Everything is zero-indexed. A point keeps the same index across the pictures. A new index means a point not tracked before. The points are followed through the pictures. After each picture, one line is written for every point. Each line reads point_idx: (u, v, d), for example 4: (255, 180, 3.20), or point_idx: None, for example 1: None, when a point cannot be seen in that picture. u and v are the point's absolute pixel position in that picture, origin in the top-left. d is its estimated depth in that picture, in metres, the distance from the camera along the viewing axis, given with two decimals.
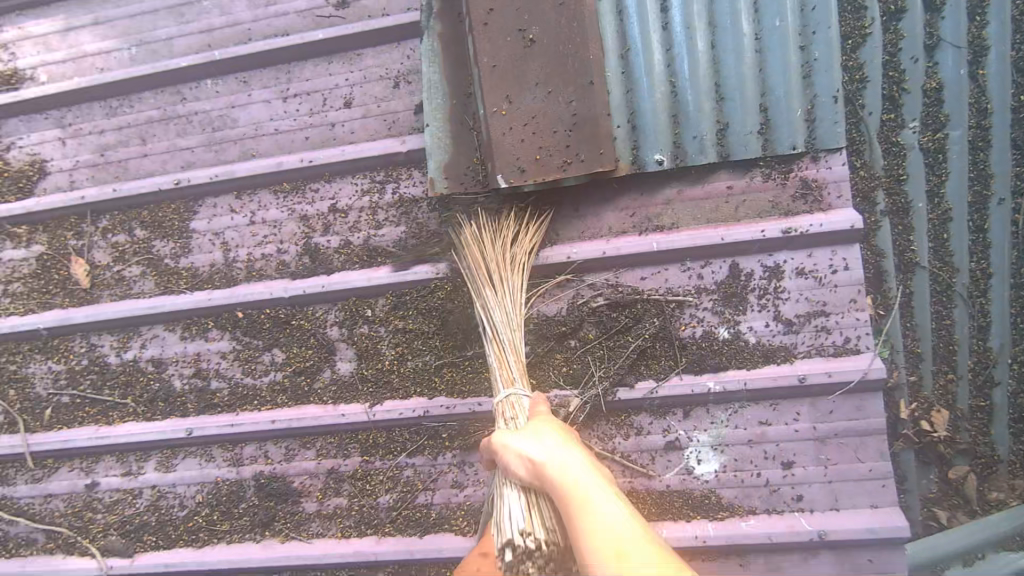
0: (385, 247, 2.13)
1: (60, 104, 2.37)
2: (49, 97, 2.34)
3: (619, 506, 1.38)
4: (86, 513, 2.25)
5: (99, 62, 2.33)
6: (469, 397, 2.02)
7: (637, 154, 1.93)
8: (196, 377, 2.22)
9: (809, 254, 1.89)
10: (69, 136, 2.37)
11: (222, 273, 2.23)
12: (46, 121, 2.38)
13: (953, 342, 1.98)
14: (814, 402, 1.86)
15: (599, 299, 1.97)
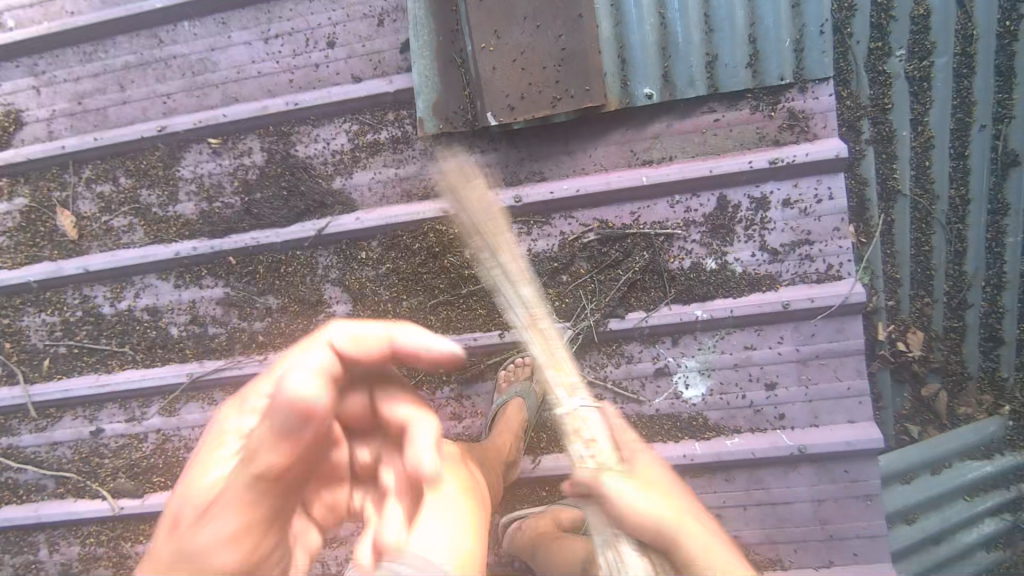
0: (377, 189, 2.15)
1: (31, 50, 2.29)
2: (19, 43, 2.27)
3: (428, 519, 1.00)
4: (93, 459, 2.30)
5: (68, 5, 2.25)
6: (464, 333, 2.09)
7: (627, 88, 1.94)
8: (193, 324, 2.25)
9: (794, 185, 1.94)
10: (44, 84, 2.30)
11: (211, 219, 2.21)
12: (18, 69, 2.31)
13: (931, 268, 2.07)
14: (796, 326, 1.95)
15: (590, 234, 2.02)
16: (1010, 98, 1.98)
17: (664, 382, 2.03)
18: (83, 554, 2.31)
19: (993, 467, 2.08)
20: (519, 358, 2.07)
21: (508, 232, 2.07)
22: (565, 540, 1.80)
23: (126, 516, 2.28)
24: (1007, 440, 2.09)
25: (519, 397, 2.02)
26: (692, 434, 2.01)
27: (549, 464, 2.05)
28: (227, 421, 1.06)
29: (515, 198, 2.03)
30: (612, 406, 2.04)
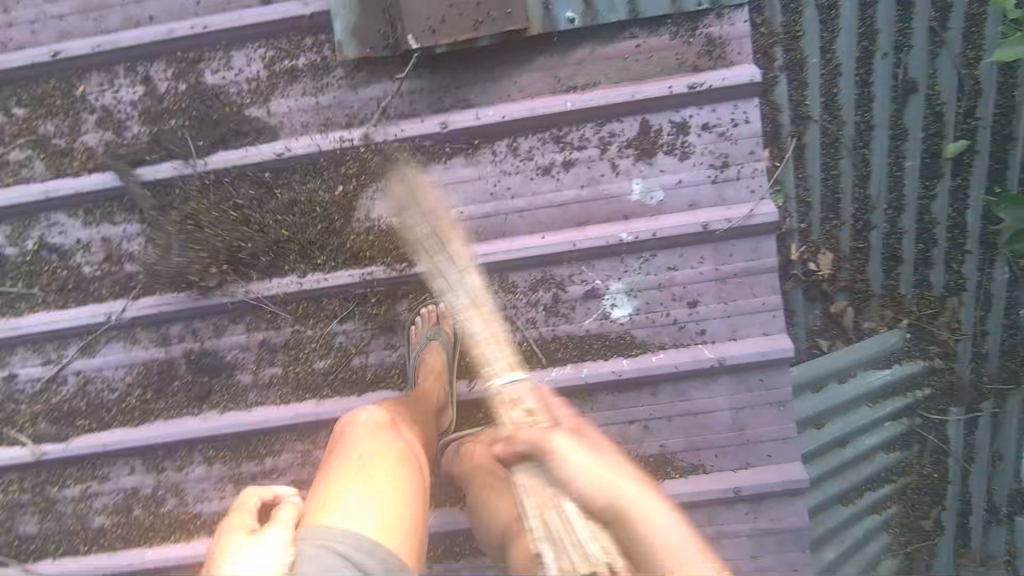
0: (299, 118, 2.08)
1: None
2: None
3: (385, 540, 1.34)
4: (9, 405, 2.22)
5: None
6: (398, 262, 2.11)
7: (548, 11, 1.94)
8: (107, 261, 2.15)
9: (713, 110, 2.02)
10: None
11: (115, 150, 2.09)
12: None
13: (839, 191, 2.21)
14: (714, 247, 2.06)
15: (518, 162, 2.06)
16: (910, 27, 2.10)
17: (593, 304, 2.12)
18: (7, 501, 2.25)
19: (893, 374, 2.31)
20: (430, 304, 2.10)
21: (437, 160, 2.08)
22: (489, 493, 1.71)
23: (49, 461, 2.22)
24: (905, 350, 2.32)
25: (434, 339, 2.06)
26: (619, 352, 2.13)
27: (484, 386, 2.13)
28: (239, 545, 1.34)
29: (441, 124, 2.03)
30: (544, 329, 2.13)
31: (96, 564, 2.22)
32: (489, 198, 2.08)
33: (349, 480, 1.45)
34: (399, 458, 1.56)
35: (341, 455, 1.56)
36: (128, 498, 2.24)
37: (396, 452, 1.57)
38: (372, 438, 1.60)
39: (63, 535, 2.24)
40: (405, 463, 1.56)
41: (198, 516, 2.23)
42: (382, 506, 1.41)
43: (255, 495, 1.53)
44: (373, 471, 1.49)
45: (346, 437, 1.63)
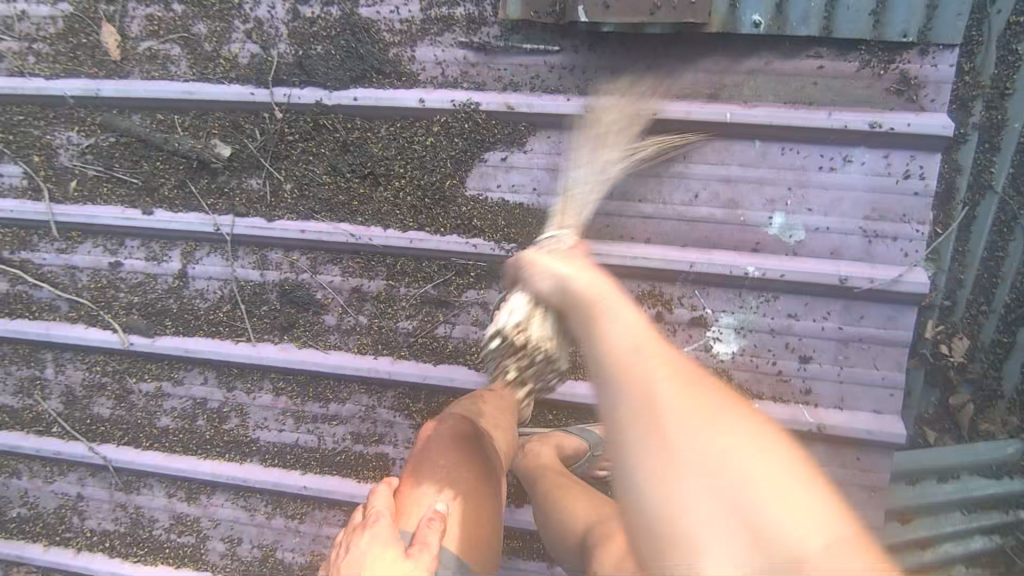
0: (444, 71, 2.01)
1: None
2: None
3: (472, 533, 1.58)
4: (109, 290, 2.28)
5: None
6: (511, 241, 1.99)
7: (733, 11, 1.75)
8: (228, 175, 2.15)
9: (885, 155, 1.80)
10: None
11: (262, 67, 2.08)
12: None
13: (998, 275, 1.93)
14: (848, 304, 1.88)
15: (655, 167, 1.91)
16: None
17: (697, 332, 1.96)
18: (88, 380, 2.34)
19: (997, 488, 2.00)
20: None
21: (573, 144, 1.95)
22: (566, 497, 1.65)
23: (134, 353, 2.28)
24: (1019, 464, 2.00)
25: None
26: None
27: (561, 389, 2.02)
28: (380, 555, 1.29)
29: (584, 107, 1.89)
30: None
31: (153, 462, 2.29)
32: (615, 196, 1.94)
33: (438, 491, 1.63)
34: (476, 474, 1.67)
35: (426, 464, 1.70)
36: (195, 407, 2.28)
37: (471, 468, 1.68)
38: (450, 456, 1.70)
39: (131, 425, 2.32)
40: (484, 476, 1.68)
41: (254, 441, 2.25)
42: (468, 509, 1.60)
43: (384, 496, 1.54)
44: (457, 484, 1.64)
45: (425, 452, 1.74)
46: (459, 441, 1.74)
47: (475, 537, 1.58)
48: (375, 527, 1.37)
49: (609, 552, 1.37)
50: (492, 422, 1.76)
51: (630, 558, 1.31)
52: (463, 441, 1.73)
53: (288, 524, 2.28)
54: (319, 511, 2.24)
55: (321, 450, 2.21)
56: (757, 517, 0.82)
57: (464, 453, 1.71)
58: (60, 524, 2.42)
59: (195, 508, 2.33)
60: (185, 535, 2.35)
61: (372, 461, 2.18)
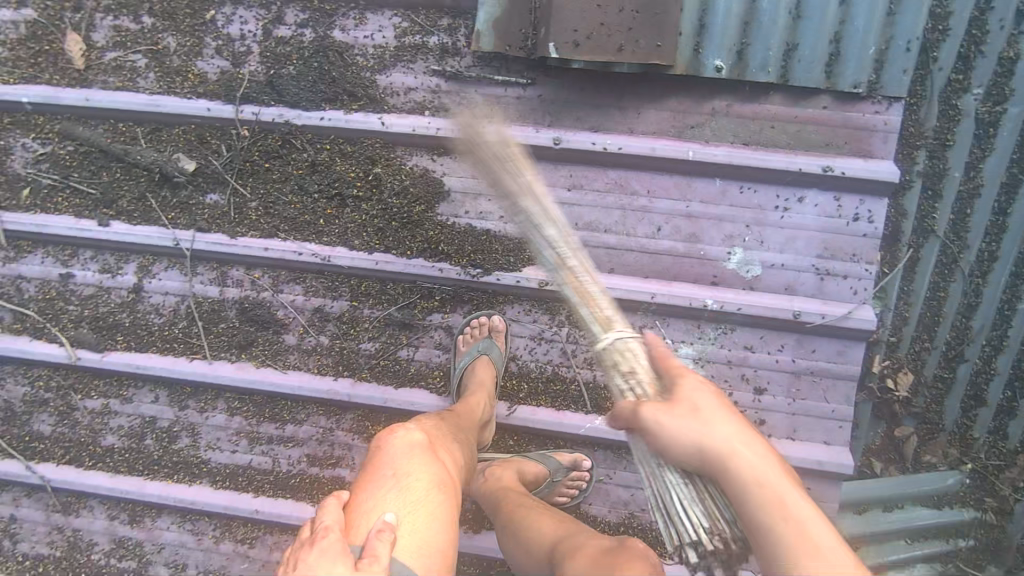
0: (416, 96, 2.03)
1: None
2: None
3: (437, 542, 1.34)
4: (58, 303, 2.20)
5: None
6: (477, 266, 2.01)
7: (697, 53, 1.83)
8: (191, 189, 2.11)
9: (837, 198, 1.89)
10: None
11: (232, 83, 2.07)
12: None
13: (939, 314, 2.03)
14: (801, 339, 1.95)
15: (620, 200, 1.96)
16: None
17: None
18: (29, 396, 2.23)
19: (940, 517, 2.09)
20: (475, 317, 2.02)
21: (540, 173, 1.99)
22: (536, 517, 1.68)
23: (82, 368, 2.20)
24: (959, 496, 2.09)
25: (484, 354, 1.97)
26: None
27: (524, 415, 2.03)
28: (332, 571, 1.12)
29: (554, 139, 1.94)
30: (596, 372, 2.02)
31: (96, 483, 2.19)
32: (580, 225, 1.99)
33: (390, 499, 1.37)
34: (433, 483, 1.44)
35: (377, 468, 1.46)
36: (144, 425, 2.20)
37: (435, 477, 1.46)
38: (410, 462, 1.46)
39: (73, 443, 2.22)
40: (445, 486, 1.46)
41: (205, 463, 2.18)
42: (427, 515, 1.37)
43: (333, 509, 1.29)
44: (412, 488, 1.41)
45: (380, 455, 1.49)
46: (409, 445, 1.52)
47: (438, 548, 1.33)
48: (326, 540, 1.19)
49: (580, 565, 1.41)
50: (447, 433, 1.68)
51: (605, 565, 1.37)
52: (414, 444, 1.52)
53: (237, 549, 2.20)
54: (271, 536, 2.17)
55: (275, 472, 2.16)
56: (785, 496, 1.10)
57: (417, 455, 1.49)
58: None
59: (138, 533, 2.23)
60: (125, 561, 2.24)
61: (327, 484, 2.13)
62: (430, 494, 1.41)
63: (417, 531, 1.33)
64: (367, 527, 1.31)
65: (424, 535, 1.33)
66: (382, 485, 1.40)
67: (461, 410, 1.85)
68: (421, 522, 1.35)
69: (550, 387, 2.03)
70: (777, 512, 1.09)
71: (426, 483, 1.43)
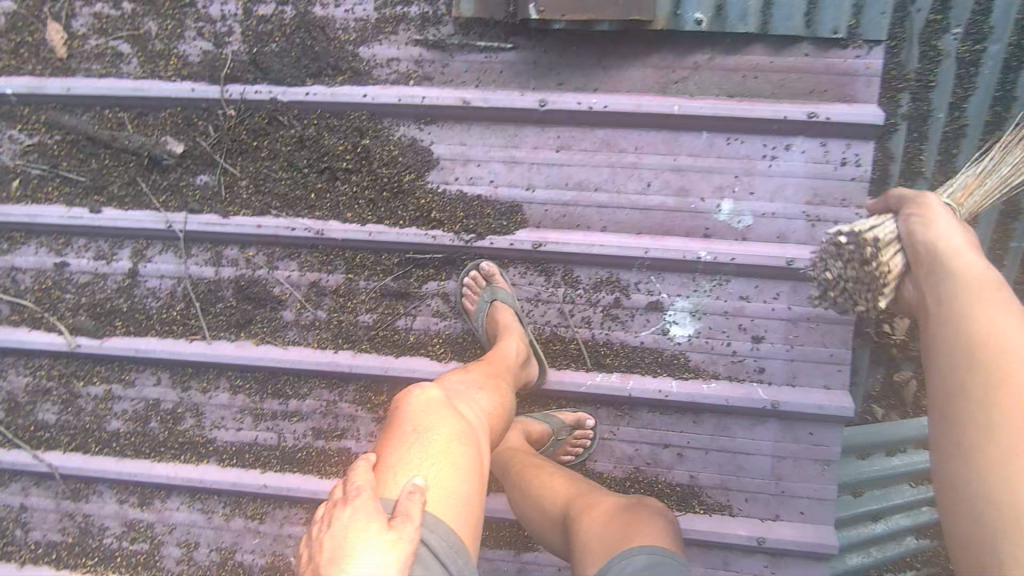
0: (400, 66, 2.03)
1: None
2: None
3: (469, 493, 1.34)
4: (54, 292, 2.19)
5: None
6: (469, 234, 2.03)
7: (677, 11, 1.84)
8: (180, 172, 2.12)
9: (822, 144, 1.92)
10: None
11: (215, 62, 2.07)
12: None
13: None
14: (796, 285, 1.98)
15: (610, 159, 1.98)
16: None
17: (653, 317, 2.04)
18: (32, 387, 2.24)
19: None
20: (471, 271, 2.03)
21: (527, 136, 2.00)
22: (543, 478, 1.75)
23: (82, 356, 2.20)
24: None
25: (495, 302, 1.99)
26: (668, 371, 2.05)
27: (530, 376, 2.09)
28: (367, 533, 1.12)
29: (540, 101, 1.95)
30: (596, 330, 2.06)
31: (104, 468, 2.21)
32: (571, 185, 2.00)
33: (419, 454, 1.35)
34: (458, 435, 1.42)
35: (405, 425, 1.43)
36: (148, 409, 2.22)
37: (459, 428, 1.44)
38: (432, 418, 1.43)
39: (79, 431, 2.23)
40: (472, 438, 1.46)
41: (212, 443, 2.20)
42: (457, 468, 1.35)
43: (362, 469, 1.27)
44: (439, 445, 1.38)
45: (403, 410, 1.47)
46: (431, 399, 1.49)
47: (468, 501, 1.33)
48: (358, 501, 1.18)
49: (599, 522, 1.49)
50: (473, 383, 1.67)
51: (619, 521, 1.47)
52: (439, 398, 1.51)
53: (248, 526, 2.22)
54: (283, 511, 2.20)
55: (282, 447, 2.18)
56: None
57: (440, 408, 1.47)
58: (1, 539, 2.29)
59: (148, 516, 2.25)
60: (138, 543, 2.25)
61: (335, 456, 2.17)
62: (457, 446, 1.40)
63: (447, 484, 1.31)
64: (397, 483, 1.29)
65: (456, 484, 1.32)
66: (409, 440, 1.38)
67: (493, 353, 1.84)
68: (450, 477, 1.33)
69: (553, 348, 2.08)
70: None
71: (453, 437, 1.41)
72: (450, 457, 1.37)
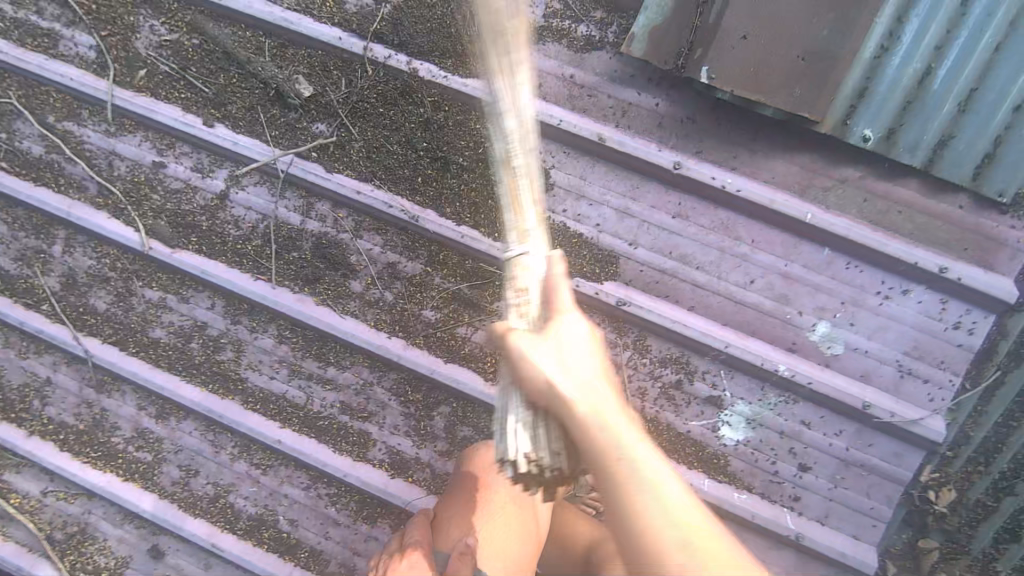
0: (545, 81, 1.98)
1: None
2: None
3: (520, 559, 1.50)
4: (145, 189, 2.21)
5: None
6: (559, 269, 1.98)
7: (847, 122, 1.75)
8: (302, 114, 2.10)
9: (942, 301, 1.83)
10: None
11: (368, 19, 2.04)
12: None
13: (1005, 442, 1.90)
14: (862, 430, 1.90)
15: (721, 241, 1.91)
16: None
17: (711, 412, 1.96)
18: (93, 269, 2.26)
19: None
20: None
21: (648, 193, 1.95)
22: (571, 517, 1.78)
23: (150, 258, 2.22)
24: None
25: None
26: (707, 470, 1.97)
27: None
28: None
29: (674, 163, 1.88)
30: (649, 404, 1.98)
31: (135, 370, 2.22)
32: (674, 255, 1.94)
33: (474, 524, 1.52)
34: (514, 506, 1.57)
35: (463, 497, 1.63)
36: (193, 328, 2.22)
37: (512, 503, 1.57)
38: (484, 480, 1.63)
39: (124, 326, 2.25)
40: (521, 500, 1.59)
41: (241, 381, 2.20)
42: (509, 540, 1.51)
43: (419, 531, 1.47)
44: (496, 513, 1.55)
45: (468, 477, 1.68)
46: (490, 468, 1.66)
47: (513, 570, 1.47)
48: (411, 556, 1.34)
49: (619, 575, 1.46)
50: None
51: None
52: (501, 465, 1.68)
53: (250, 472, 2.23)
54: (286, 468, 2.20)
55: (306, 410, 2.17)
56: (625, 454, 0.96)
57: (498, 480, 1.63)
58: (18, 402, 2.32)
59: (160, 429, 2.27)
60: (142, 451, 2.28)
61: (354, 435, 2.15)
62: (511, 513, 1.56)
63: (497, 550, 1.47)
64: (451, 540, 1.48)
65: (507, 549, 1.49)
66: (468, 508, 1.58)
67: None
68: (502, 547, 1.49)
69: None
70: (592, 429, 0.99)
71: (507, 508, 1.56)
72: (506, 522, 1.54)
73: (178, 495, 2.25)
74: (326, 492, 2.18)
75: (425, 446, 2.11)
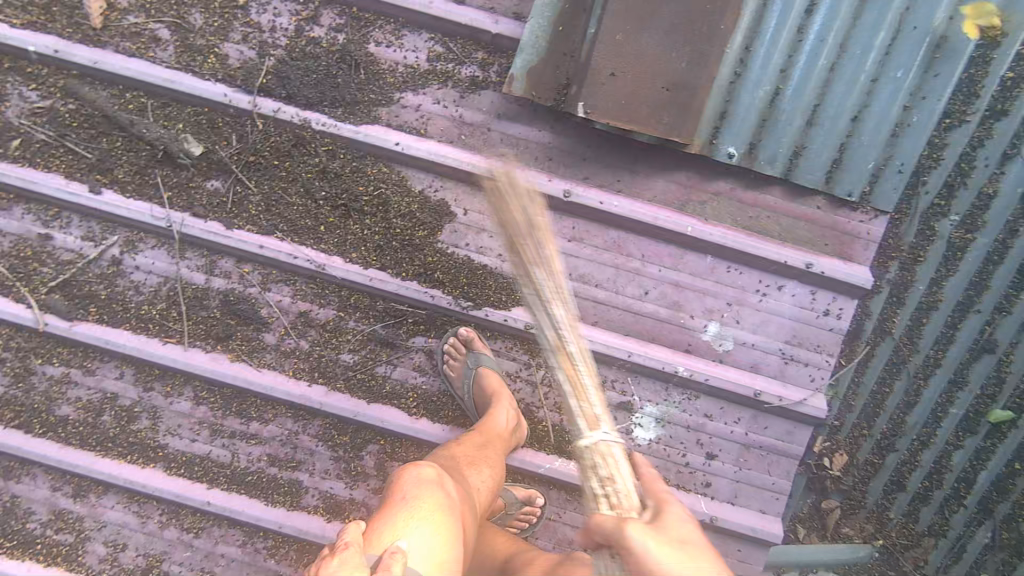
0: (436, 122, 2.06)
1: None
2: None
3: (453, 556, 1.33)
4: (33, 262, 2.12)
5: None
6: (469, 301, 2.06)
7: (713, 141, 1.93)
8: (194, 172, 2.08)
9: (811, 292, 2.03)
10: None
11: (253, 73, 2.05)
12: None
13: (880, 406, 2.12)
14: (756, 414, 2.08)
15: (614, 258, 2.05)
16: (1016, 298, 2.01)
17: (624, 417, 2.10)
18: None
19: None
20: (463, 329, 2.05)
21: (544, 220, 2.06)
22: (490, 535, 1.85)
23: (47, 333, 2.13)
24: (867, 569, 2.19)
25: (485, 366, 2.01)
26: None
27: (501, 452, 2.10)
28: None
29: (564, 192, 1.99)
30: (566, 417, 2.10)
31: (44, 453, 2.14)
32: (574, 276, 2.06)
33: (405, 521, 1.35)
34: (445, 507, 1.43)
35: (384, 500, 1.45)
36: (103, 400, 2.16)
37: (445, 499, 1.45)
38: (419, 488, 1.43)
39: (26, 407, 2.16)
40: (452, 512, 1.43)
41: (162, 447, 2.16)
42: (440, 542, 1.33)
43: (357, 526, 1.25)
44: (427, 515, 1.37)
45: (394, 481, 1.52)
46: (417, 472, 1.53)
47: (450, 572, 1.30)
48: (346, 551, 1.16)
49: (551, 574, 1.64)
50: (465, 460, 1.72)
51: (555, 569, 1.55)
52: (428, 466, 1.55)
53: (181, 537, 2.20)
54: (219, 528, 2.19)
55: (233, 467, 2.16)
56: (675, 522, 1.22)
57: (428, 480, 1.47)
58: None
59: (79, 507, 2.20)
60: (62, 533, 2.20)
61: (285, 486, 2.16)
62: (440, 510, 1.40)
63: (428, 550, 1.30)
64: (383, 543, 1.29)
65: (441, 552, 1.31)
66: (399, 504, 1.40)
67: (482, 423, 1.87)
68: (435, 548, 1.31)
69: None
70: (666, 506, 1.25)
71: (437, 505, 1.42)
72: (435, 517, 1.38)
73: (107, 572, 2.20)
74: (264, 546, 2.18)
75: (357, 486, 2.15)
